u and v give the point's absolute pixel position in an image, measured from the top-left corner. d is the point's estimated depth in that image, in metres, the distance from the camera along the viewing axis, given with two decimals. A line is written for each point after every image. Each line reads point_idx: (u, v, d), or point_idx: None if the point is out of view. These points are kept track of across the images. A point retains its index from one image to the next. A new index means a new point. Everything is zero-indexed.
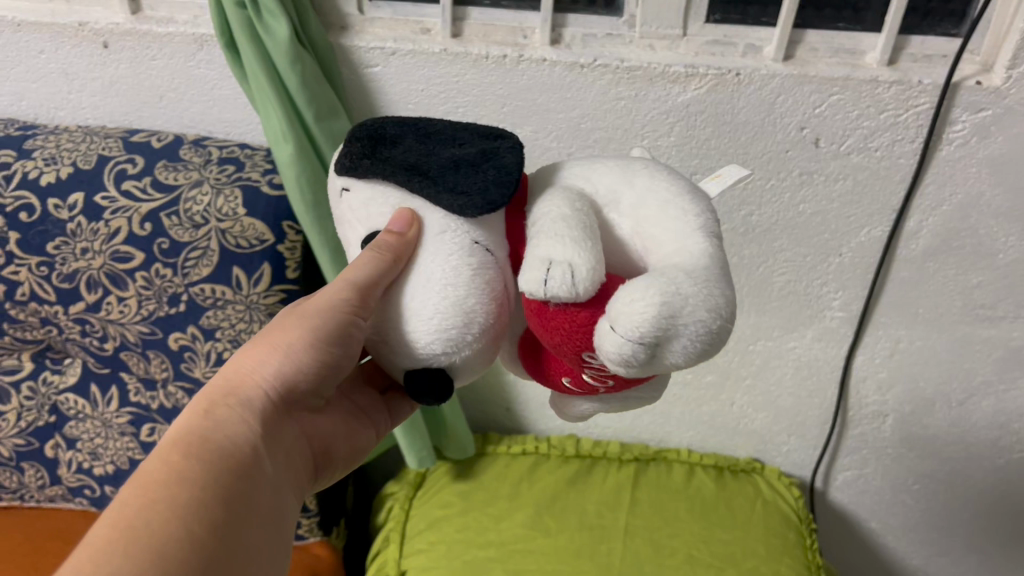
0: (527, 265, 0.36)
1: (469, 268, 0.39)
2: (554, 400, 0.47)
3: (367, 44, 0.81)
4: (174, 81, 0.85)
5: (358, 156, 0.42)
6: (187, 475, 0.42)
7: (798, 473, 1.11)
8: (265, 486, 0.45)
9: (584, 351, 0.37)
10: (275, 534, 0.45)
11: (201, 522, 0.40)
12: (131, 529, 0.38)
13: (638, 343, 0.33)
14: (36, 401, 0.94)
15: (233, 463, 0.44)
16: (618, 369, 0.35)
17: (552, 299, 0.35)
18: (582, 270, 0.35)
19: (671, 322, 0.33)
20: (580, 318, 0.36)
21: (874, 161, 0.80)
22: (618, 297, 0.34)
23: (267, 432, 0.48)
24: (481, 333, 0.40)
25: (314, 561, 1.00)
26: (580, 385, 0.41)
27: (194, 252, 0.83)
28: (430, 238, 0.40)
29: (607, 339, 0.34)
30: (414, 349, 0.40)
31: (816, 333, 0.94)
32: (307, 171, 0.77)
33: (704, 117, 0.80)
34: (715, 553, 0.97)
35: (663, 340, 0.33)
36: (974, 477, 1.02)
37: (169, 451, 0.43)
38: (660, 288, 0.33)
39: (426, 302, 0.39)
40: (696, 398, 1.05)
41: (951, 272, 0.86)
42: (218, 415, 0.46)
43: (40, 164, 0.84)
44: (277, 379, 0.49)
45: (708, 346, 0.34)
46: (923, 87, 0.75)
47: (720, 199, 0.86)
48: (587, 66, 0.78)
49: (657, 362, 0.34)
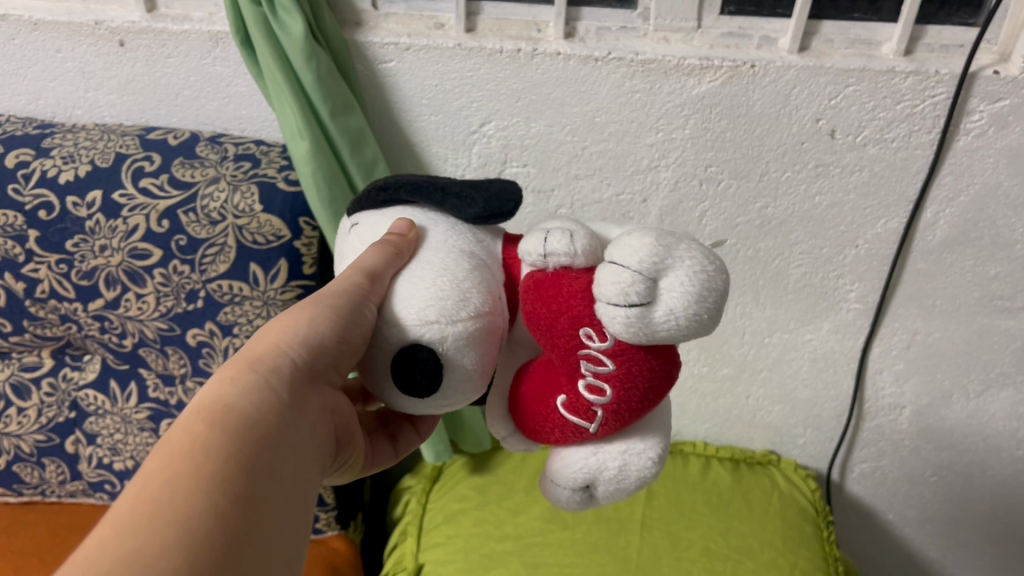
0: (529, 240, 0.41)
1: (466, 264, 0.43)
2: (548, 467, 0.45)
3: (380, 39, 0.81)
4: (189, 79, 0.86)
5: (368, 192, 0.50)
6: (213, 443, 0.39)
7: (815, 465, 1.11)
8: (289, 458, 0.43)
9: (581, 327, 0.39)
10: (298, 511, 0.43)
11: (226, 494, 0.38)
12: (154, 500, 0.36)
13: (639, 272, 0.36)
14: (57, 397, 0.95)
15: (258, 433, 0.42)
16: (620, 321, 0.37)
17: (553, 260, 0.40)
18: (580, 235, 0.40)
19: (665, 255, 0.37)
20: (579, 282, 0.39)
21: (891, 153, 0.80)
22: (610, 252, 0.38)
23: (293, 403, 0.45)
24: (475, 319, 0.41)
25: (331, 553, 1.01)
26: (574, 404, 0.40)
27: (211, 248, 0.84)
28: (431, 240, 0.45)
29: (607, 279, 0.37)
30: (414, 327, 0.41)
31: (832, 326, 0.94)
32: (322, 166, 0.78)
33: (719, 109, 0.80)
34: (732, 546, 0.97)
35: (659, 276, 0.37)
36: (991, 470, 1.02)
37: (192, 421, 0.40)
38: (653, 235, 0.38)
39: (419, 295, 0.42)
40: (712, 391, 1.05)
41: (969, 263, 0.86)
42: (244, 382, 0.44)
43: (58, 163, 0.85)
44: (303, 350, 0.47)
45: (711, 292, 0.37)
46: (940, 77, 0.74)
47: (737, 191, 0.85)
48: (602, 59, 0.78)
49: (656, 313, 0.36)
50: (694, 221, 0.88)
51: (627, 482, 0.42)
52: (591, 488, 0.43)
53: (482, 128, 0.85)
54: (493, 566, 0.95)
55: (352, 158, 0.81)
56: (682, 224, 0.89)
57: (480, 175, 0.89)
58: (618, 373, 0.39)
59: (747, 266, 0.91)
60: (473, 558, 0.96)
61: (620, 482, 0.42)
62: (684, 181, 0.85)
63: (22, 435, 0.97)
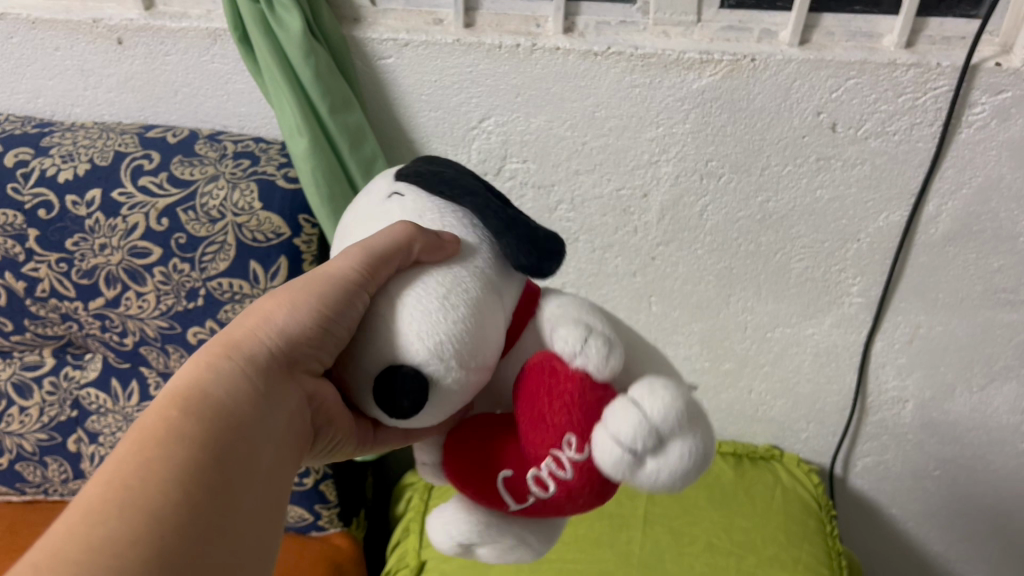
0: (568, 329, 0.41)
1: (482, 301, 0.42)
2: (444, 506, 0.48)
3: (379, 36, 0.80)
4: (188, 76, 0.85)
5: (425, 170, 0.49)
6: (185, 430, 0.39)
7: (817, 460, 1.10)
8: (265, 448, 0.43)
9: (566, 433, 0.39)
10: (272, 504, 0.42)
11: (196, 482, 0.38)
12: (123, 487, 0.36)
13: (654, 428, 0.37)
14: (59, 396, 0.95)
15: (231, 422, 0.41)
16: (609, 459, 0.37)
17: (580, 363, 0.40)
18: (613, 355, 0.41)
19: (685, 425, 0.38)
20: (591, 397, 0.39)
21: (893, 146, 0.79)
22: (633, 392, 0.38)
23: (270, 390, 0.45)
24: (469, 356, 0.41)
25: (334, 551, 1.01)
26: (518, 482, 0.42)
27: (211, 246, 0.83)
28: (464, 260, 0.44)
29: (620, 416, 0.37)
30: (406, 342, 0.41)
31: (834, 320, 0.94)
32: (321, 164, 0.78)
33: (720, 103, 0.79)
34: (734, 540, 0.97)
35: (671, 440, 0.37)
36: (995, 463, 1.01)
37: (166, 406, 0.40)
38: (678, 394, 0.38)
39: (428, 313, 0.41)
40: (713, 386, 1.05)
41: (972, 256, 0.85)
42: (219, 368, 0.44)
43: (57, 161, 0.85)
44: (281, 339, 0.46)
45: (695, 466, 0.38)
46: (942, 70, 0.74)
47: (738, 186, 0.85)
48: (601, 54, 0.78)
49: (642, 468, 0.38)
50: (695, 216, 0.88)
51: (507, 539, 0.46)
52: (473, 547, 0.47)
53: (481, 124, 0.85)
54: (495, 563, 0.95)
55: (352, 155, 0.80)
56: (683, 219, 0.88)
57: (480, 171, 0.89)
58: (572, 485, 0.40)
59: (749, 261, 0.90)
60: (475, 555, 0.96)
61: (506, 531, 0.46)
62: (685, 175, 0.85)
63: (24, 434, 0.97)
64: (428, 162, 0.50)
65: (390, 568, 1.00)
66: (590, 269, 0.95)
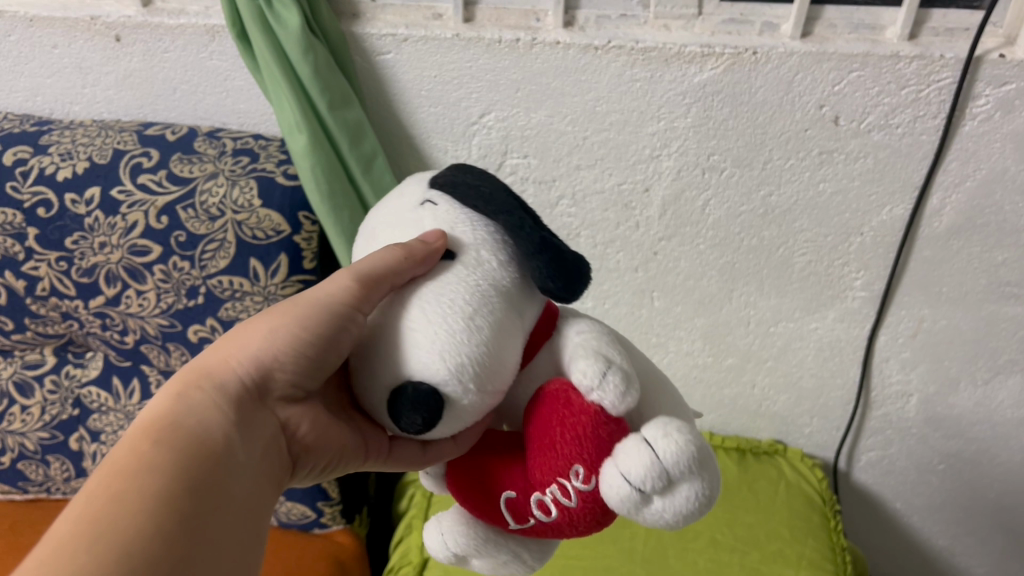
0: (586, 358, 0.41)
1: (500, 316, 0.41)
2: (438, 517, 0.48)
3: (379, 31, 0.80)
4: (187, 73, 0.85)
5: (462, 177, 0.46)
6: (155, 461, 0.41)
7: (821, 454, 1.10)
8: (239, 474, 0.45)
9: (573, 463, 0.39)
10: (251, 523, 0.45)
11: (167, 512, 0.39)
12: (95, 521, 0.38)
13: (664, 469, 0.37)
14: (60, 394, 0.95)
15: (203, 452, 0.43)
16: (615, 495, 0.37)
17: (596, 395, 0.40)
18: (629, 391, 0.40)
19: (697, 469, 0.37)
20: (603, 431, 0.39)
21: (896, 139, 0.79)
22: (648, 429, 0.38)
23: (242, 418, 0.47)
24: (486, 378, 0.40)
25: (338, 548, 1.01)
26: (520, 504, 0.42)
27: (210, 244, 0.83)
28: (488, 272, 0.42)
29: (632, 452, 0.37)
30: (422, 355, 0.39)
31: (837, 314, 0.93)
32: (321, 162, 0.78)
33: (721, 97, 0.79)
34: (737, 536, 0.97)
35: (681, 483, 0.37)
36: (1000, 457, 1.01)
37: (138, 439, 0.43)
38: (693, 438, 0.38)
39: (445, 328, 0.40)
40: (716, 381, 1.04)
41: (976, 249, 0.85)
42: (191, 400, 0.46)
43: (56, 159, 0.84)
44: (251, 369, 0.49)
45: (698, 510, 0.38)
46: (946, 62, 0.73)
47: (739, 180, 0.84)
48: (602, 48, 0.77)
49: (649, 506, 0.37)
50: (696, 211, 0.87)
51: (502, 554, 0.46)
52: (469, 559, 0.47)
53: (481, 119, 0.84)
54: None
55: (351, 152, 0.80)
56: (685, 214, 0.88)
57: (480, 166, 0.88)
58: (574, 512, 0.40)
59: (750, 255, 0.90)
60: None
61: (502, 547, 0.46)
62: (686, 170, 0.84)
63: (26, 433, 0.97)
64: (465, 167, 0.48)
65: (394, 564, 0.99)
66: (591, 264, 0.94)
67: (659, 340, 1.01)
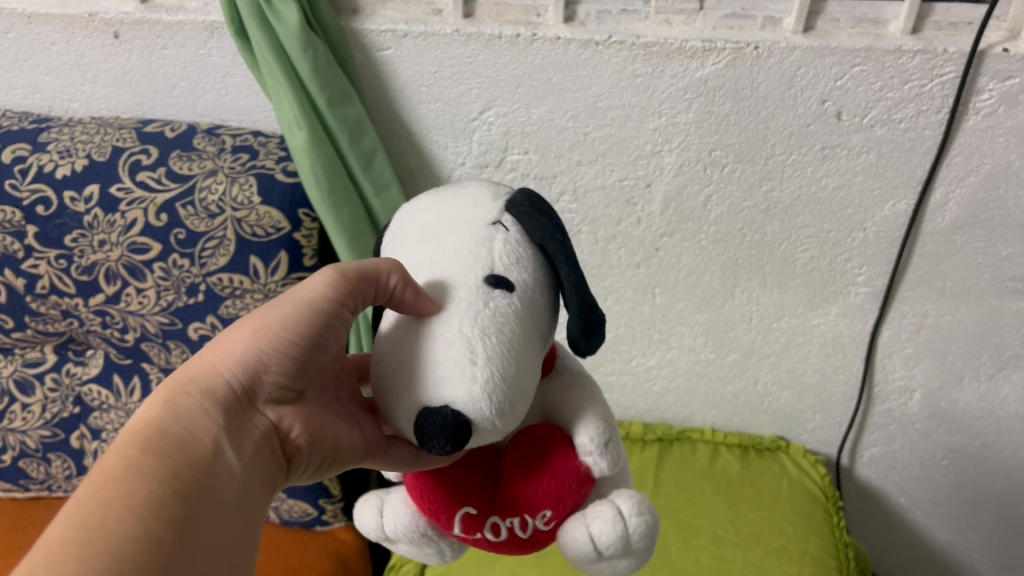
0: (593, 423, 0.46)
1: (529, 354, 0.41)
2: (377, 502, 0.50)
3: (379, 27, 0.80)
4: (186, 70, 0.85)
5: (544, 216, 0.44)
6: (144, 468, 0.42)
7: (824, 450, 1.09)
8: (229, 479, 0.45)
9: (545, 509, 0.44)
10: (242, 526, 0.45)
11: (157, 517, 0.40)
12: (85, 527, 0.38)
13: (624, 542, 0.44)
14: (61, 392, 0.95)
15: (191, 458, 0.44)
16: (578, 546, 0.44)
17: (590, 458, 0.45)
18: (611, 464, 0.46)
19: (645, 546, 0.45)
20: (580, 493, 0.45)
21: (899, 134, 0.78)
22: (618, 502, 0.45)
23: (230, 422, 0.47)
24: (513, 412, 0.40)
25: (339, 545, 1.01)
26: (472, 521, 0.45)
27: (210, 242, 0.83)
28: (529, 311, 0.42)
29: (602, 518, 0.44)
30: (469, 385, 0.39)
31: (840, 310, 0.93)
32: (321, 158, 0.77)
33: (723, 92, 0.78)
34: (741, 533, 0.96)
35: (631, 552, 0.45)
36: (1004, 452, 1.00)
37: (126, 447, 0.43)
38: (649, 519, 0.45)
39: (492, 361, 0.39)
40: (718, 377, 1.04)
41: (980, 244, 0.84)
42: (178, 406, 0.46)
43: (55, 157, 0.84)
44: (237, 371, 0.49)
45: (625, 570, 0.46)
46: (949, 56, 0.73)
47: (741, 175, 0.84)
48: (602, 43, 0.77)
49: (598, 559, 0.45)
50: (698, 207, 0.87)
51: (428, 547, 0.49)
52: (397, 541, 0.50)
53: (481, 115, 0.84)
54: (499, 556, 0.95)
55: (351, 149, 0.80)
56: (686, 210, 0.87)
57: (480, 163, 0.88)
58: (517, 541, 0.45)
59: (753, 251, 0.89)
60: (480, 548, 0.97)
61: (436, 541, 0.48)
62: (688, 166, 0.84)
63: (27, 431, 0.97)
64: (531, 199, 0.46)
65: (395, 562, 0.99)
66: (593, 260, 0.94)
67: (662, 336, 1.00)
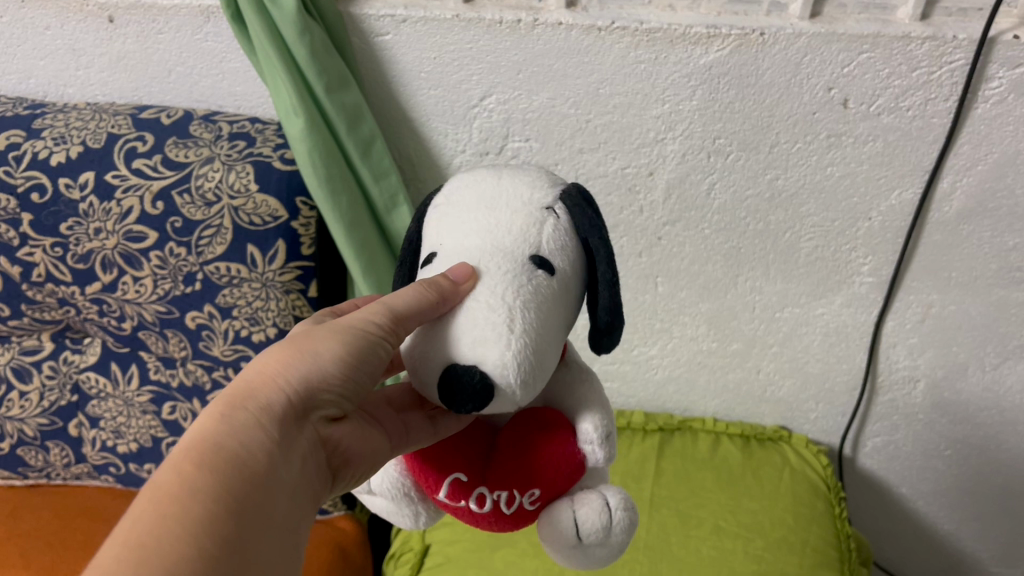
0: (602, 415, 0.46)
1: (553, 332, 0.41)
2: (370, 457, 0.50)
3: (377, 12, 0.78)
4: (181, 55, 0.83)
5: (593, 212, 0.44)
6: (203, 485, 0.39)
7: (827, 440, 1.09)
8: (281, 497, 0.43)
9: (536, 488, 0.43)
10: (291, 544, 0.43)
11: (212, 538, 0.38)
12: (141, 549, 0.36)
13: (606, 530, 0.43)
14: (58, 380, 0.94)
15: (247, 475, 0.41)
16: (560, 529, 0.43)
17: (591, 446, 0.45)
18: (605, 458, 0.45)
19: (621, 542, 0.44)
20: (570, 480, 0.44)
21: (906, 122, 0.77)
22: (606, 494, 0.44)
23: (287, 439, 0.45)
24: (532, 387, 0.40)
25: (339, 534, 1.01)
26: (460, 489, 0.43)
27: (207, 230, 0.82)
28: (561, 294, 0.42)
29: (589, 506, 0.43)
30: (500, 350, 0.38)
31: (844, 299, 0.92)
32: (318, 143, 0.76)
33: (727, 79, 0.77)
34: (741, 524, 0.95)
35: (607, 547, 0.44)
36: (1007, 443, 0.99)
37: (183, 459, 0.40)
38: (631, 518, 0.45)
39: (523, 333, 0.39)
40: (721, 366, 1.03)
41: (986, 234, 0.83)
42: (236, 420, 0.43)
43: (49, 144, 0.83)
44: (299, 387, 0.46)
45: (594, 563, 0.45)
46: (959, 43, 0.71)
47: (746, 163, 0.83)
48: (605, 29, 0.76)
49: (574, 547, 0.44)
50: (701, 196, 0.86)
51: (405, 508, 0.48)
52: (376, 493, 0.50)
53: (482, 102, 0.83)
54: (497, 549, 0.94)
55: (348, 135, 0.79)
56: (689, 198, 0.86)
57: (480, 151, 0.87)
58: (496, 518, 0.44)
59: (756, 240, 0.88)
60: (480, 538, 0.96)
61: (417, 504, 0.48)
62: (691, 154, 0.83)
63: (25, 419, 0.96)
64: (585, 193, 0.46)
65: (396, 551, 0.99)
66: None
67: (663, 325, 0.99)
